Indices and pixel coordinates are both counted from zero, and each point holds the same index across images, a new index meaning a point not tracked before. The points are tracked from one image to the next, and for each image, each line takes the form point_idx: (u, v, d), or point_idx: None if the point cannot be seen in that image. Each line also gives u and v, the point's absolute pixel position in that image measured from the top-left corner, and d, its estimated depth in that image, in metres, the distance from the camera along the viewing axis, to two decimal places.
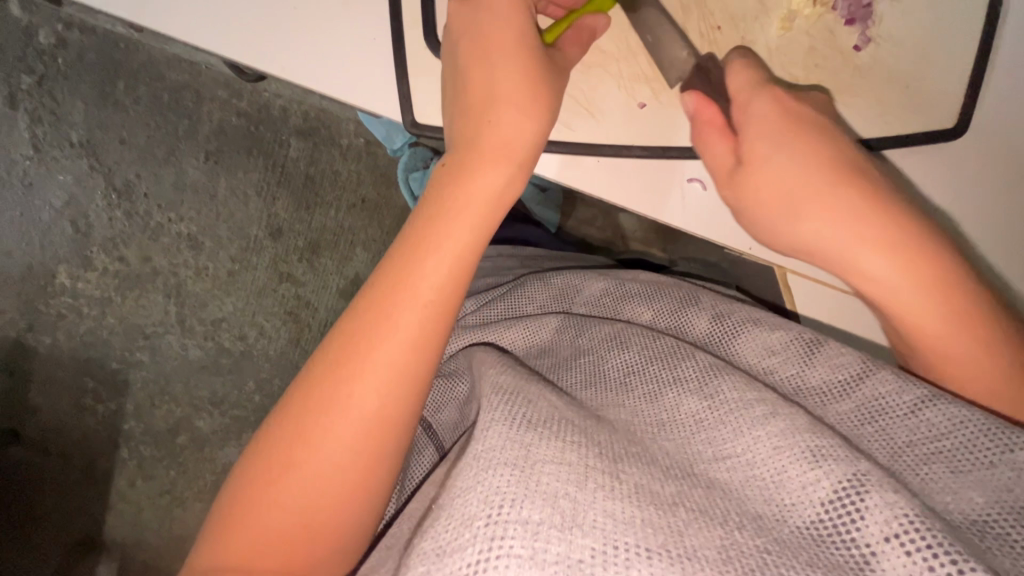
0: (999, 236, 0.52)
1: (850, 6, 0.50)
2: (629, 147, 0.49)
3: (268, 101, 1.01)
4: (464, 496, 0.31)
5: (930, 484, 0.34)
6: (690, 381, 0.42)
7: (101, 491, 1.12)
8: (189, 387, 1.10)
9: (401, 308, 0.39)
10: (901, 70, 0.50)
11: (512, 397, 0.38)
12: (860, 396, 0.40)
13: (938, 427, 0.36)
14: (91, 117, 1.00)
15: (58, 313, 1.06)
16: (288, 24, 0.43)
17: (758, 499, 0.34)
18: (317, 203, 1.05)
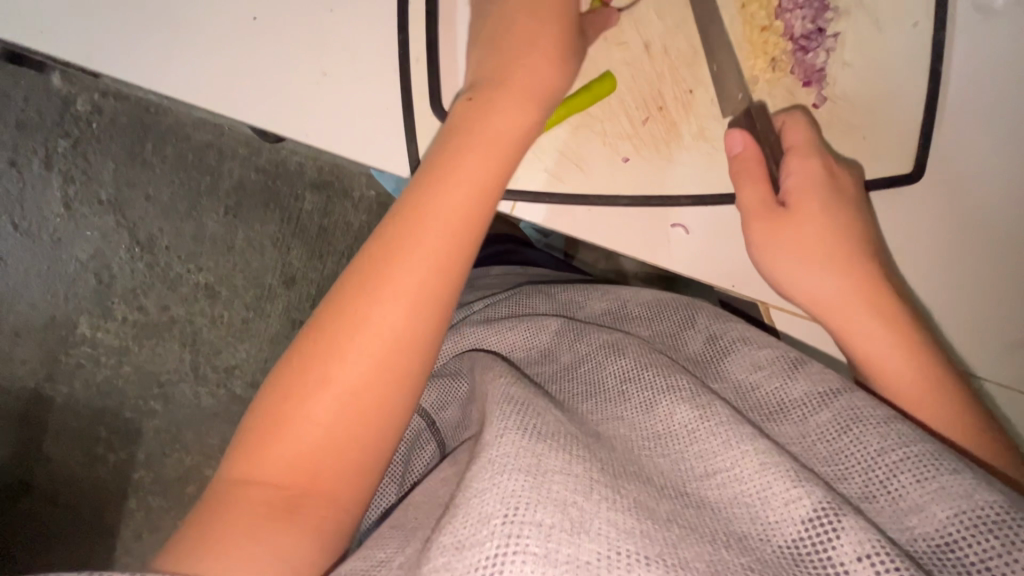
0: (964, 275, 0.55)
1: (805, 69, 0.53)
2: (616, 198, 0.51)
3: (285, 158, 1.07)
4: (481, 494, 0.32)
5: (901, 501, 0.35)
6: (684, 391, 0.43)
7: (108, 543, 1.11)
8: (201, 434, 1.12)
9: (394, 272, 0.42)
10: (860, 124, 0.53)
11: (523, 407, 0.39)
12: (838, 406, 0.41)
13: (905, 437, 0.38)
14: (120, 176, 1.06)
15: (77, 363, 1.09)
16: (311, 95, 0.48)
17: (745, 518, 0.35)
18: (329, 252, 1.09)
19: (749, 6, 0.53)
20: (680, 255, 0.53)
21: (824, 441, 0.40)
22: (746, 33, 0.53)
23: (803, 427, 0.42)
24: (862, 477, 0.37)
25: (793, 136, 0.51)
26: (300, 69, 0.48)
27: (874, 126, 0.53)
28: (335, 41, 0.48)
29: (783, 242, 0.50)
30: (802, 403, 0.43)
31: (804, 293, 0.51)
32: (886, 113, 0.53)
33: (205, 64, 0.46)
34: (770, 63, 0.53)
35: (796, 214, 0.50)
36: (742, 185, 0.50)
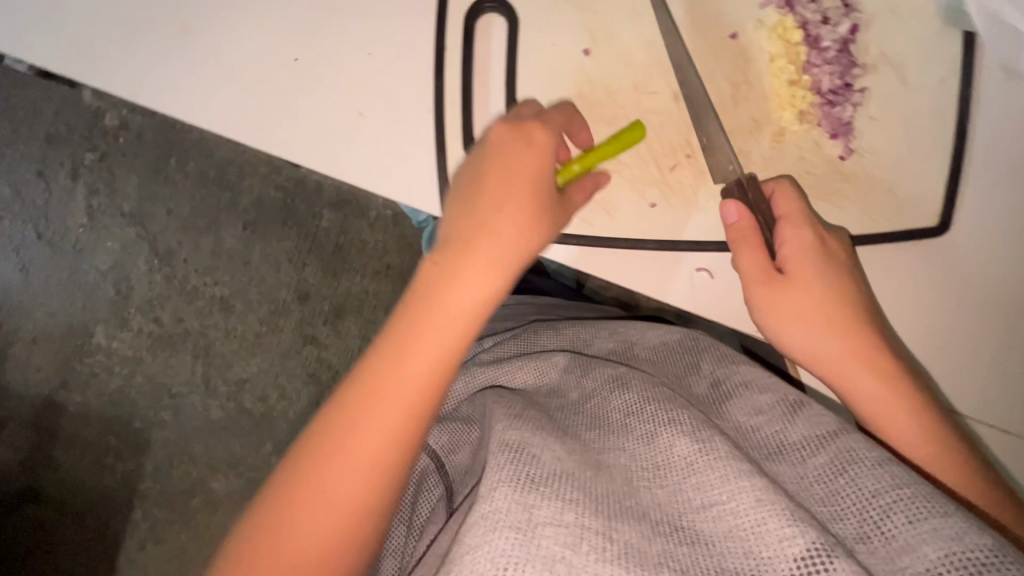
0: (970, 326, 0.52)
1: (832, 123, 0.52)
2: (642, 241, 0.51)
3: (305, 176, 1.09)
4: (472, 553, 0.33)
5: (892, 542, 0.34)
6: (687, 423, 0.40)
7: (112, 553, 1.11)
8: (208, 448, 1.12)
9: (425, 332, 0.41)
10: (885, 176, 0.52)
11: (518, 454, 0.38)
12: (836, 447, 0.39)
13: (899, 478, 0.36)
14: (143, 189, 1.08)
15: (91, 372, 1.10)
16: (346, 134, 0.49)
17: (737, 553, 0.34)
18: (344, 269, 1.10)
19: (777, 61, 0.52)
20: (704, 301, 0.53)
21: (821, 482, 0.38)
22: (773, 86, 0.52)
23: (801, 468, 0.39)
24: (857, 518, 0.36)
25: (784, 204, 0.49)
26: (341, 111, 0.49)
27: (900, 179, 0.52)
28: (377, 85, 0.49)
29: (782, 310, 0.48)
30: (801, 445, 0.40)
31: (810, 359, 0.49)
32: (911, 166, 0.52)
33: (250, 103, 0.48)
34: (798, 114, 0.52)
35: (794, 281, 0.48)
36: (741, 255, 0.49)
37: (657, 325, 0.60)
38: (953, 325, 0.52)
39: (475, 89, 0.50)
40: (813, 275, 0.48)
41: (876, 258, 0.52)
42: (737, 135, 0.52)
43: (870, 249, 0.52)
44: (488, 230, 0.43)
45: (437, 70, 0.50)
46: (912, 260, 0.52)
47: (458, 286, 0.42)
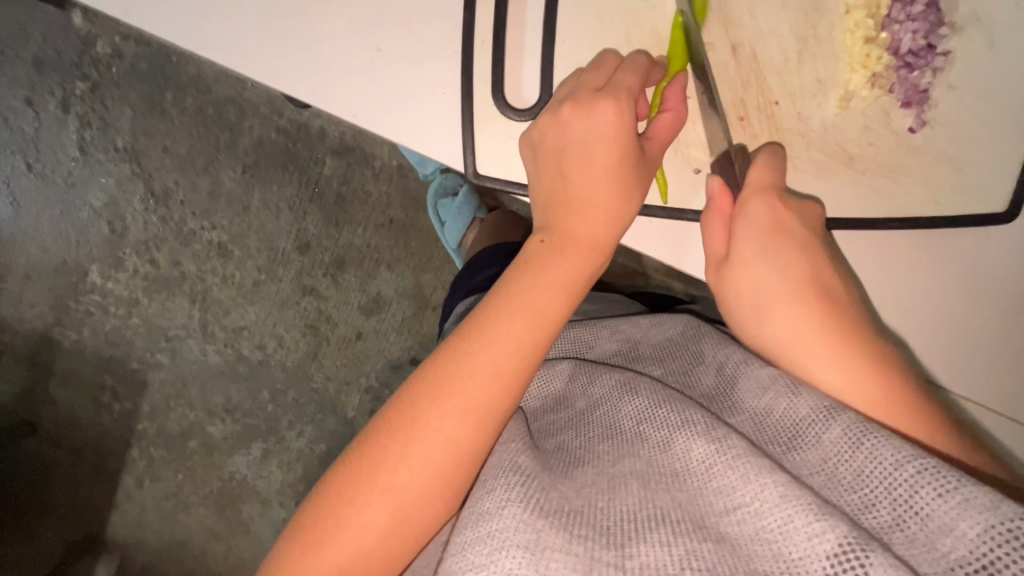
0: (995, 312, 0.50)
1: (907, 89, 0.48)
2: (683, 211, 0.48)
3: (308, 119, 1.04)
4: (477, 572, 0.32)
5: (928, 522, 0.30)
6: (698, 424, 0.39)
7: (110, 489, 1.13)
8: (205, 392, 1.11)
9: (483, 358, 0.40)
10: (954, 152, 0.48)
11: (528, 480, 0.37)
12: (847, 419, 0.35)
13: (920, 444, 0.32)
14: (138, 124, 1.04)
15: (86, 310, 1.08)
16: (365, 74, 0.46)
17: (767, 556, 0.32)
18: (346, 220, 1.07)
19: (853, 13, 0.47)
20: None
21: (843, 463, 0.34)
22: (845, 44, 0.48)
23: (820, 450, 0.36)
24: (886, 500, 0.32)
25: (754, 176, 0.46)
26: (355, 47, 0.45)
27: (970, 158, 0.48)
28: (393, 16, 0.45)
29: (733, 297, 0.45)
30: (810, 421, 0.37)
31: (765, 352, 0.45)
32: (987, 144, 0.48)
33: (264, 34, 0.44)
34: (870, 77, 0.48)
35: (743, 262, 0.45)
36: (703, 228, 0.47)
37: (659, 319, 0.59)
38: (1001, 311, 0.50)
39: (508, 32, 0.47)
40: (756, 256, 0.44)
41: (906, 247, 0.49)
42: (799, 96, 0.48)
43: (900, 233, 0.49)
44: (576, 252, 0.43)
45: (466, 5, 0.45)
46: (967, 246, 0.49)
47: (520, 321, 0.41)
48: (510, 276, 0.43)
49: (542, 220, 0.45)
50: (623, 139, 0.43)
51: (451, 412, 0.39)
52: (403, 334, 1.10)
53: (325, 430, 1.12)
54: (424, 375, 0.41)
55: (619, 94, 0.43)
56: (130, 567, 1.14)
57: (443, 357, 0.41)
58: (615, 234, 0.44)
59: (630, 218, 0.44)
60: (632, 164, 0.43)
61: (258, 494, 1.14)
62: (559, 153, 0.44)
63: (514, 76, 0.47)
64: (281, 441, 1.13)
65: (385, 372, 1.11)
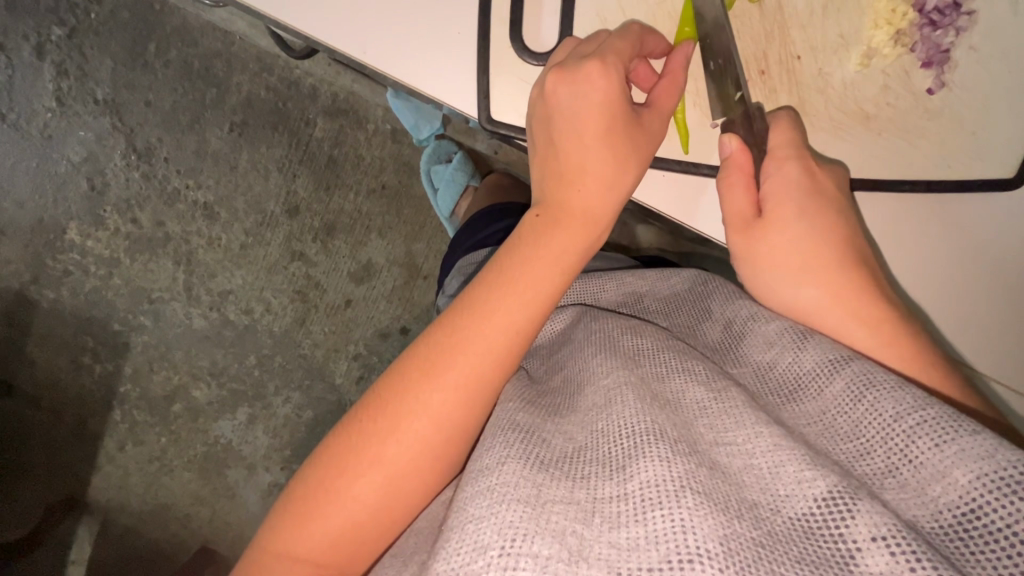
0: (994, 286, 0.51)
1: (929, 48, 0.47)
2: (698, 166, 0.49)
3: (298, 78, 1.00)
4: (476, 523, 0.32)
5: (921, 470, 0.31)
6: (698, 371, 0.41)
7: (91, 451, 1.11)
8: (190, 356, 1.10)
9: (484, 308, 0.40)
10: (972, 116, 0.48)
11: (526, 436, 0.38)
12: (850, 374, 0.36)
13: (921, 399, 0.33)
14: (119, 76, 0.99)
15: (65, 270, 1.05)
16: (372, 11, 0.44)
17: (757, 489, 0.33)
18: (337, 184, 1.04)
19: None
20: None
21: (843, 414, 0.35)
22: None
23: (821, 404, 0.37)
24: (882, 450, 0.33)
25: (779, 136, 0.46)
26: None
27: (987, 123, 0.48)
28: None
29: (765, 257, 0.45)
30: (815, 376, 0.38)
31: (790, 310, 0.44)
32: (1004, 109, 0.48)
33: None
34: (894, 34, 0.47)
35: (774, 221, 0.45)
36: (724, 193, 0.47)
37: (666, 273, 0.58)
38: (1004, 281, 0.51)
39: None
40: (795, 214, 0.44)
41: (915, 210, 0.50)
42: (822, 51, 0.48)
43: (915, 196, 0.49)
44: (582, 221, 0.42)
45: None
46: (971, 210, 0.50)
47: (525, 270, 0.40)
48: (512, 246, 0.42)
49: (540, 194, 0.44)
50: (614, 110, 0.42)
51: (455, 379, 0.39)
52: (394, 302, 1.09)
53: (312, 396, 1.12)
54: (434, 330, 0.41)
55: (606, 57, 0.42)
56: (112, 529, 1.13)
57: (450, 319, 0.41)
58: (614, 201, 0.43)
59: (628, 189, 0.44)
60: (623, 134, 0.42)
61: (244, 459, 1.14)
62: (552, 129, 0.43)
63: (534, 20, 0.47)
64: (267, 407, 1.12)
65: (374, 340, 1.10)
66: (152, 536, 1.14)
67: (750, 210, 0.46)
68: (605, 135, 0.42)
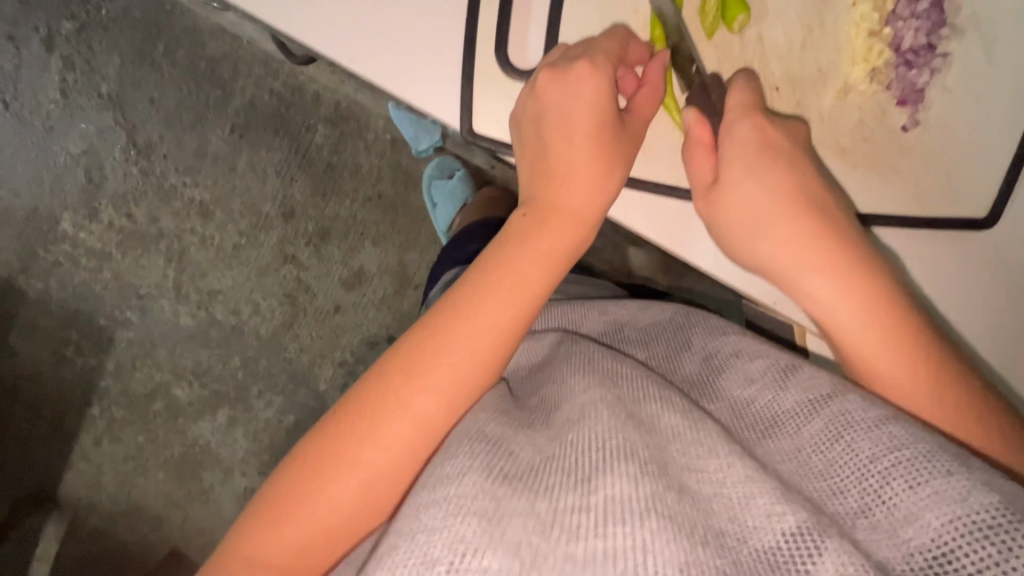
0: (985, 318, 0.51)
1: (903, 87, 0.48)
2: (679, 190, 0.48)
3: (302, 85, 1.02)
4: (428, 536, 0.31)
5: (895, 512, 0.31)
6: (676, 399, 0.40)
7: (66, 446, 1.09)
8: (174, 354, 1.09)
9: (467, 311, 0.40)
10: (943, 155, 0.49)
11: (494, 448, 0.37)
12: (828, 413, 0.36)
13: (899, 438, 0.33)
14: (126, 72, 1.00)
15: (55, 260, 1.05)
16: (363, 20, 0.45)
17: (727, 518, 0.33)
18: (334, 191, 1.05)
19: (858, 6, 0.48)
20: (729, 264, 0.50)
21: (818, 454, 0.35)
22: (848, 36, 0.48)
23: (797, 440, 0.37)
24: (856, 489, 0.33)
25: (736, 97, 0.45)
26: None
27: (959, 163, 0.49)
28: None
29: (729, 217, 0.45)
30: (794, 414, 0.38)
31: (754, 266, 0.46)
32: (972, 151, 0.49)
33: None
34: (869, 72, 0.48)
35: (731, 181, 0.45)
36: (688, 164, 0.46)
37: (648, 305, 0.59)
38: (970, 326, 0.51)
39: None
40: (744, 177, 0.44)
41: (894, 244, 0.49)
42: (800, 83, 0.49)
43: (895, 230, 0.49)
44: (569, 220, 0.43)
45: None
46: (946, 248, 0.50)
47: (511, 271, 0.41)
48: (501, 240, 0.43)
49: (526, 193, 0.45)
50: (601, 113, 0.43)
51: (434, 389, 0.39)
52: (383, 311, 1.09)
53: (295, 402, 1.11)
54: (415, 329, 0.41)
55: (596, 58, 0.43)
56: (81, 527, 1.11)
57: (434, 319, 0.41)
58: (600, 205, 0.44)
59: (614, 192, 0.44)
60: (610, 135, 0.43)
61: (221, 462, 1.12)
62: (540, 129, 0.44)
63: (519, 41, 0.48)
64: (248, 411, 1.11)
65: (361, 348, 1.10)
66: (121, 538, 1.12)
67: (711, 175, 0.45)
68: (590, 138, 0.43)
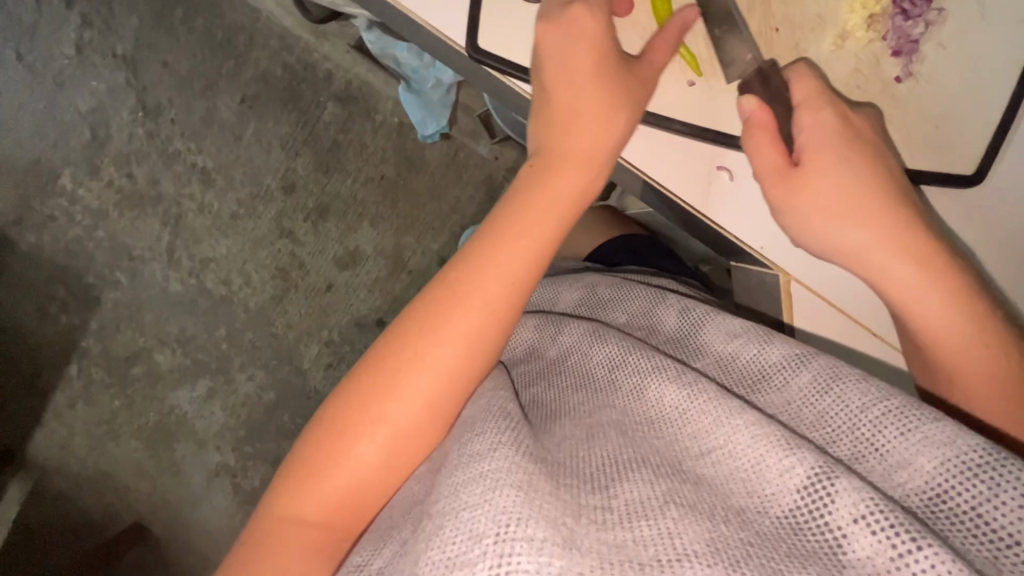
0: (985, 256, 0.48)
1: (899, 37, 0.46)
2: (670, 120, 0.47)
3: (315, 62, 1.03)
4: (471, 511, 0.31)
5: (889, 458, 0.33)
6: (670, 368, 0.41)
7: (40, 405, 1.07)
8: (160, 320, 1.08)
9: (485, 264, 0.41)
10: (936, 110, 0.47)
11: (514, 424, 0.37)
12: (816, 367, 0.38)
13: (885, 391, 0.35)
14: (142, 35, 1.01)
15: (50, 215, 1.04)
16: None
17: (743, 495, 0.33)
18: (337, 168, 1.05)
19: None
20: (715, 200, 0.49)
21: (809, 405, 0.37)
22: None
23: (787, 393, 0.38)
24: (850, 438, 0.34)
25: (802, 90, 0.45)
26: None
27: (954, 115, 0.46)
28: None
29: (805, 204, 0.44)
30: (782, 368, 0.39)
31: (834, 252, 0.45)
32: (965, 107, 0.46)
33: None
34: (867, 20, 0.47)
35: (813, 169, 0.44)
36: (752, 151, 0.45)
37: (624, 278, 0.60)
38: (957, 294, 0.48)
39: None
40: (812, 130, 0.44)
41: None
42: (797, 26, 0.47)
43: None
44: (576, 159, 0.44)
45: None
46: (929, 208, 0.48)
47: (525, 233, 0.42)
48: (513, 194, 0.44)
49: (535, 141, 0.45)
50: (601, 52, 0.43)
51: (453, 338, 0.40)
52: (374, 293, 1.09)
53: (277, 378, 1.09)
54: (423, 296, 0.42)
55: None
56: (45, 490, 1.08)
57: (437, 288, 0.41)
58: (614, 142, 0.44)
59: (627, 125, 0.44)
60: (614, 71, 0.44)
61: (196, 434, 1.10)
62: (544, 80, 0.44)
63: None
64: (229, 383, 1.09)
65: (349, 329, 1.09)
66: (84, 505, 1.09)
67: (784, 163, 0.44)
68: (598, 74, 0.43)
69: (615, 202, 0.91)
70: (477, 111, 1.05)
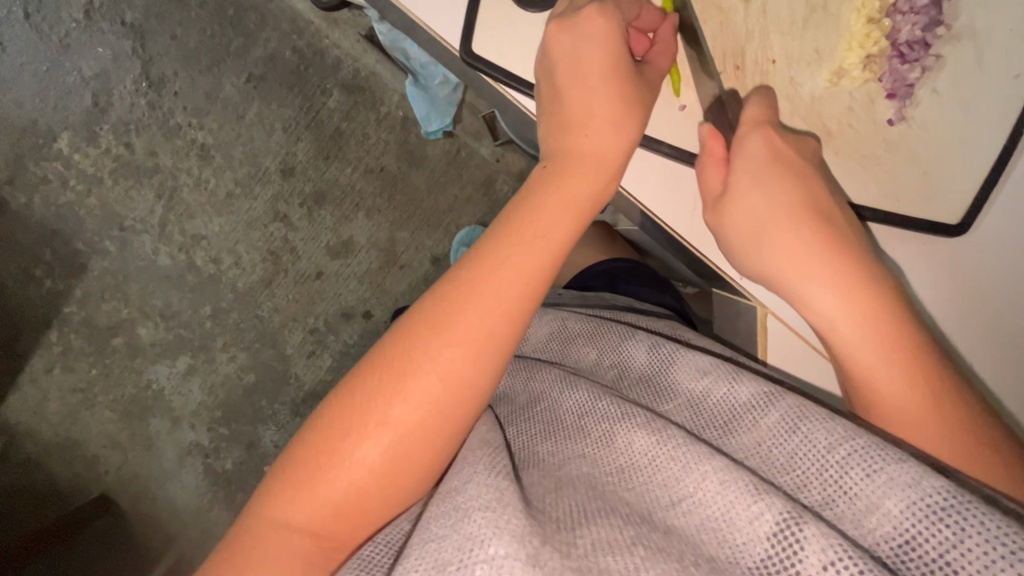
0: (979, 300, 0.48)
1: (895, 80, 0.46)
2: (659, 142, 0.47)
3: (325, 48, 1.02)
4: (438, 541, 0.30)
5: (858, 502, 0.32)
6: (639, 416, 0.40)
7: (16, 367, 1.06)
8: (145, 293, 1.07)
9: (468, 281, 0.40)
10: (928, 154, 0.46)
11: (494, 453, 0.37)
12: (782, 405, 0.38)
13: (850, 430, 0.35)
14: (153, 5, 1.01)
15: (44, 176, 1.03)
16: None
17: (715, 545, 0.33)
18: (337, 157, 1.05)
19: None
20: (700, 229, 0.49)
21: (778, 447, 0.37)
22: (849, 22, 0.46)
23: (757, 435, 0.38)
24: (818, 482, 0.34)
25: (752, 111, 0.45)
26: None
27: (943, 158, 0.46)
28: None
29: (733, 225, 0.45)
30: (750, 407, 0.39)
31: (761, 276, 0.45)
32: (958, 154, 0.45)
33: None
34: (865, 59, 0.46)
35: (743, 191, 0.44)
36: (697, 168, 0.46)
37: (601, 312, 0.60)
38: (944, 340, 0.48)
39: None
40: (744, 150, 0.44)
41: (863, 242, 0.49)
42: (796, 61, 0.47)
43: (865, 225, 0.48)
44: (590, 161, 0.43)
45: None
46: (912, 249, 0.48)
47: (521, 240, 0.41)
48: (520, 203, 0.43)
49: (546, 147, 0.45)
50: (612, 57, 0.43)
51: (461, 343, 0.39)
52: (364, 285, 1.08)
53: (258, 361, 1.08)
54: (424, 302, 0.41)
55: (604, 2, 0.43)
56: (14, 453, 1.07)
57: (442, 293, 0.41)
58: (620, 153, 0.44)
59: (635, 130, 0.44)
60: (627, 78, 0.43)
61: (171, 411, 1.09)
62: (554, 83, 0.44)
63: None
64: (210, 362, 1.08)
65: (335, 319, 1.08)
66: (53, 473, 1.07)
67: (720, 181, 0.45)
68: (609, 77, 0.43)
69: (610, 217, 0.91)
70: (482, 111, 1.05)
